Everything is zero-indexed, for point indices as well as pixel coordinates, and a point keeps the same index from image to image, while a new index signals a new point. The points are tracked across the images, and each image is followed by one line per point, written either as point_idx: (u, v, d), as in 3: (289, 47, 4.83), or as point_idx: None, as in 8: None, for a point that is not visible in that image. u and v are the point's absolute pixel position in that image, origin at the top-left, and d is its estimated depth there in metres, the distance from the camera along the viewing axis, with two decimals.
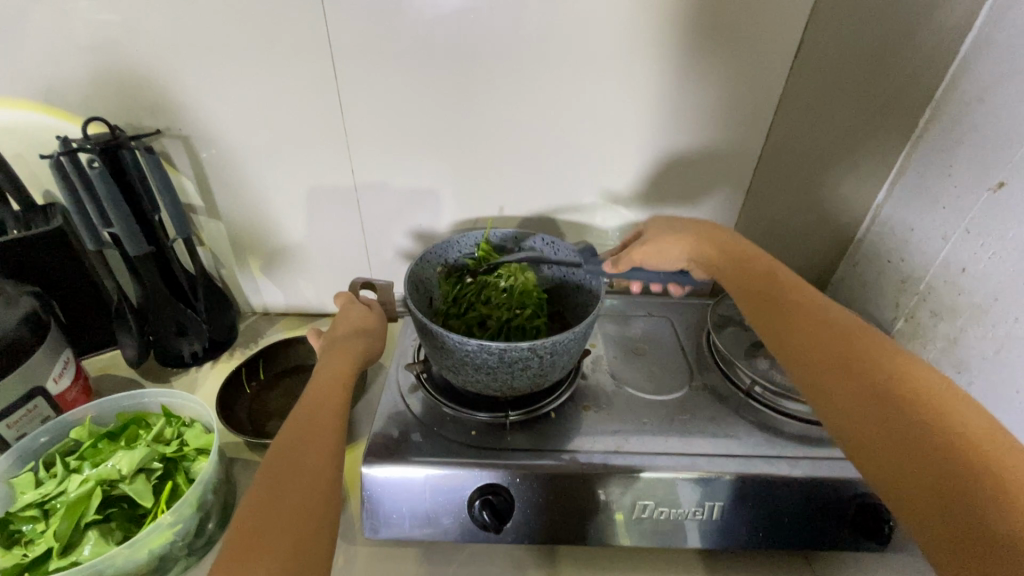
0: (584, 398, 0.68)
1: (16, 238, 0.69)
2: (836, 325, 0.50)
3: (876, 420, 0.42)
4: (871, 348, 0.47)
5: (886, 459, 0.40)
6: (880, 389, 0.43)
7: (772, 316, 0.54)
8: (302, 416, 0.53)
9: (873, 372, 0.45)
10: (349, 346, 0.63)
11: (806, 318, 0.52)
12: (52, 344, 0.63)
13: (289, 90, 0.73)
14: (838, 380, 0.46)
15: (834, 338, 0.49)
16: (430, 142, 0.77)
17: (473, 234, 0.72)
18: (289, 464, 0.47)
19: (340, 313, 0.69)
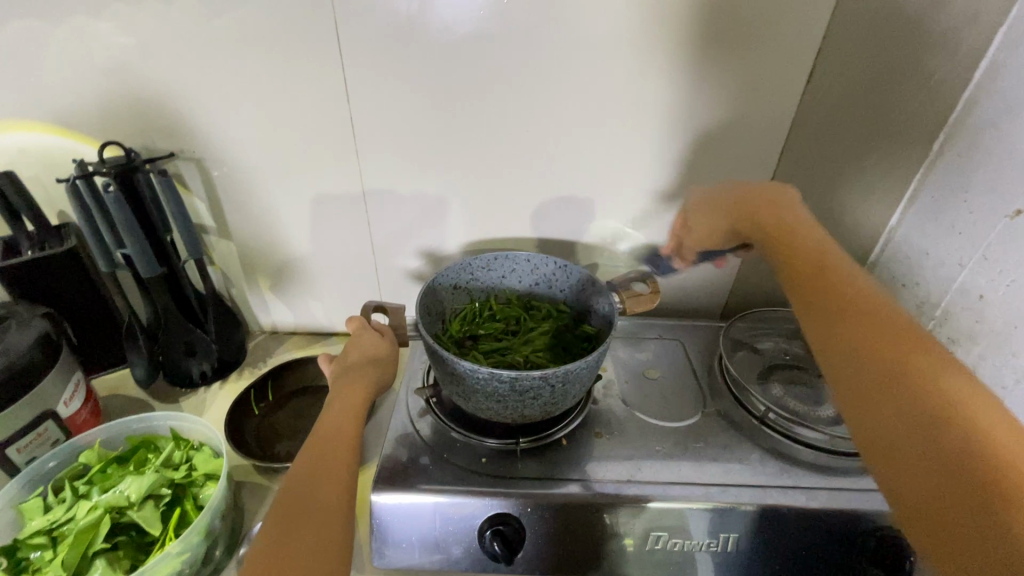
0: (596, 424, 0.67)
1: (30, 258, 0.70)
2: (876, 302, 0.50)
3: (918, 458, 0.40)
4: (906, 354, 0.44)
5: (910, 469, 0.40)
6: (919, 400, 0.41)
7: (828, 303, 0.52)
8: (315, 447, 0.53)
9: (912, 382, 0.43)
10: (362, 373, 0.63)
11: (841, 305, 0.51)
12: (63, 366, 0.63)
13: (302, 113, 0.73)
14: (876, 381, 0.44)
15: (885, 333, 0.47)
16: (441, 164, 0.77)
17: (486, 256, 0.72)
18: (300, 498, 0.47)
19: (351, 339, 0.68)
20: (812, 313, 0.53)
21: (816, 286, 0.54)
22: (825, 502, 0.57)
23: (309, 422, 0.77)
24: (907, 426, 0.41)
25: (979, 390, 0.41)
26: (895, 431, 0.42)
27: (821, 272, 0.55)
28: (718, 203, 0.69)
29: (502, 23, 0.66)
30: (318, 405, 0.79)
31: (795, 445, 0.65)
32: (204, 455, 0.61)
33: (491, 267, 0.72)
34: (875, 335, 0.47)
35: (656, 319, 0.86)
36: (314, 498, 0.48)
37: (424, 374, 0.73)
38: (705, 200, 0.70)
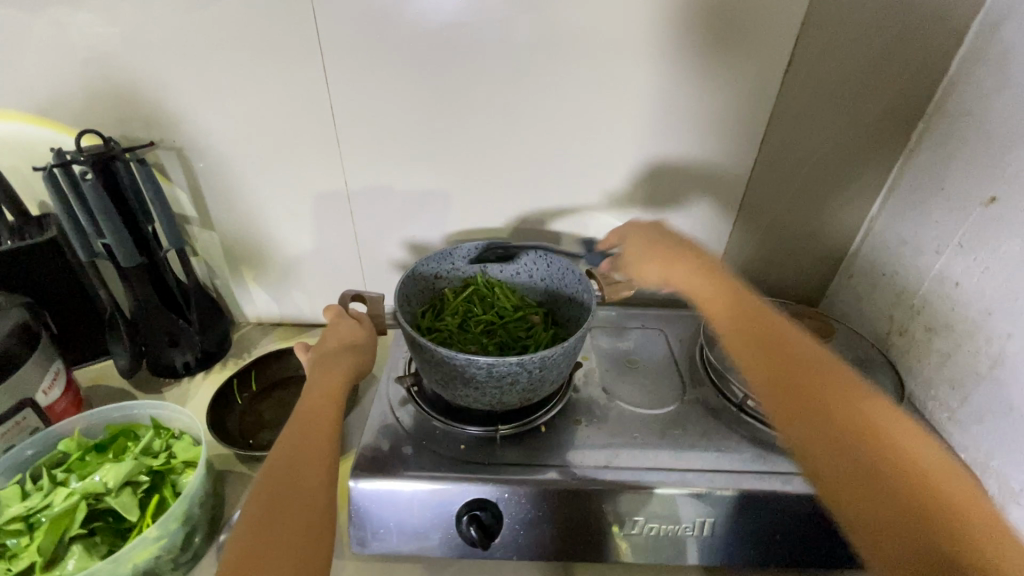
0: (575, 412, 0.68)
1: (9, 248, 0.69)
2: (816, 354, 0.50)
3: (874, 499, 0.40)
4: (846, 395, 0.46)
5: (865, 501, 0.40)
6: (866, 447, 0.42)
7: (768, 345, 0.51)
8: (300, 432, 0.53)
9: (857, 428, 0.43)
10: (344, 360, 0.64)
11: (777, 342, 0.51)
12: (42, 355, 0.63)
13: (282, 102, 0.73)
14: (821, 427, 0.44)
15: (824, 379, 0.47)
16: (423, 153, 0.77)
17: (467, 245, 0.72)
18: (288, 482, 0.48)
19: (329, 329, 0.68)
20: (745, 357, 0.51)
21: (756, 324, 0.53)
22: (800, 487, 0.58)
23: (292, 411, 0.77)
24: (847, 471, 0.41)
25: (921, 435, 0.43)
26: (843, 465, 0.42)
27: (750, 309, 0.55)
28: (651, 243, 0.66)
29: (481, 11, 0.66)
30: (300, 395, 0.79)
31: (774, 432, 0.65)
32: (183, 444, 0.61)
33: (472, 256, 0.73)
34: (792, 390, 0.47)
35: (639, 309, 0.86)
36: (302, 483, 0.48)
37: (406, 363, 0.74)
38: (636, 242, 0.67)
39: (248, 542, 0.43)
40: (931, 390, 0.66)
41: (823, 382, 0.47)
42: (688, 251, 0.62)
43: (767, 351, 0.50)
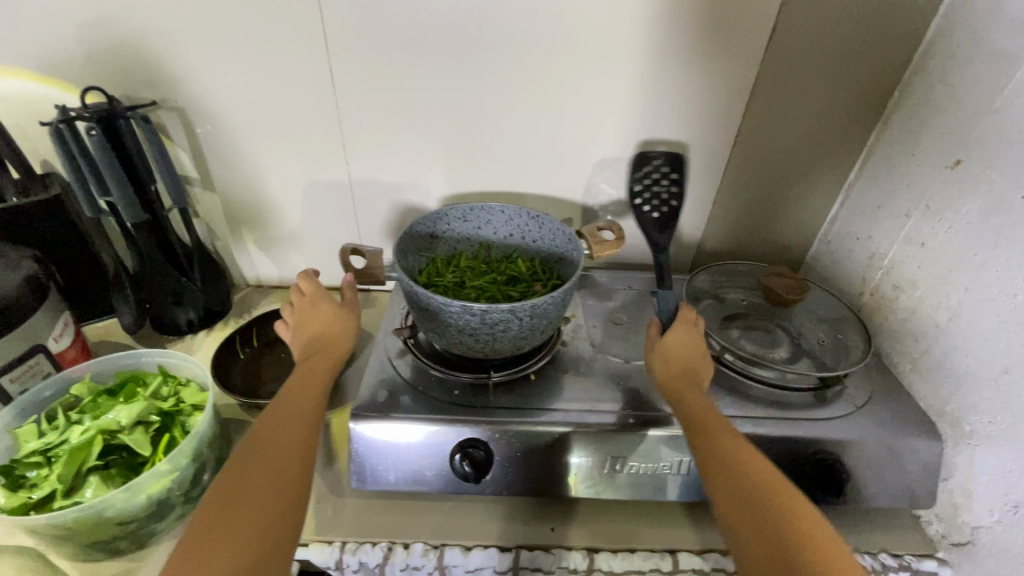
0: (564, 363, 0.72)
1: (15, 204, 0.72)
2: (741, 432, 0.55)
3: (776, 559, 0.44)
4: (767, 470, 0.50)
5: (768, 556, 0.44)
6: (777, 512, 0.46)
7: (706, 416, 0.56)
8: (281, 406, 0.57)
9: (774, 497, 0.48)
10: (325, 340, 0.66)
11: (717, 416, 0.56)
12: (52, 305, 0.66)
13: (282, 63, 0.74)
14: (742, 488, 0.49)
15: (750, 453, 0.52)
16: (420, 118, 0.79)
17: (461, 206, 0.75)
18: (264, 451, 0.51)
19: (309, 306, 0.69)
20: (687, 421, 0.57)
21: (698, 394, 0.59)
22: (770, 430, 0.62)
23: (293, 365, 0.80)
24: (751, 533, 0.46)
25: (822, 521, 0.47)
26: (750, 527, 0.46)
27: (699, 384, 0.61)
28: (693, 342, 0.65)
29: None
30: None
31: (753, 383, 0.69)
32: (190, 390, 0.64)
33: (466, 216, 0.76)
34: (716, 427, 0.55)
35: (628, 272, 0.89)
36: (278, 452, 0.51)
37: (402, 318, 0.77)
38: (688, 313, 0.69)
39: (219, 499, 0.46)
40: (897, 346, 0.70)
41: (745, 452, 0.52)
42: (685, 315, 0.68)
43: (701, 418, 0.56)
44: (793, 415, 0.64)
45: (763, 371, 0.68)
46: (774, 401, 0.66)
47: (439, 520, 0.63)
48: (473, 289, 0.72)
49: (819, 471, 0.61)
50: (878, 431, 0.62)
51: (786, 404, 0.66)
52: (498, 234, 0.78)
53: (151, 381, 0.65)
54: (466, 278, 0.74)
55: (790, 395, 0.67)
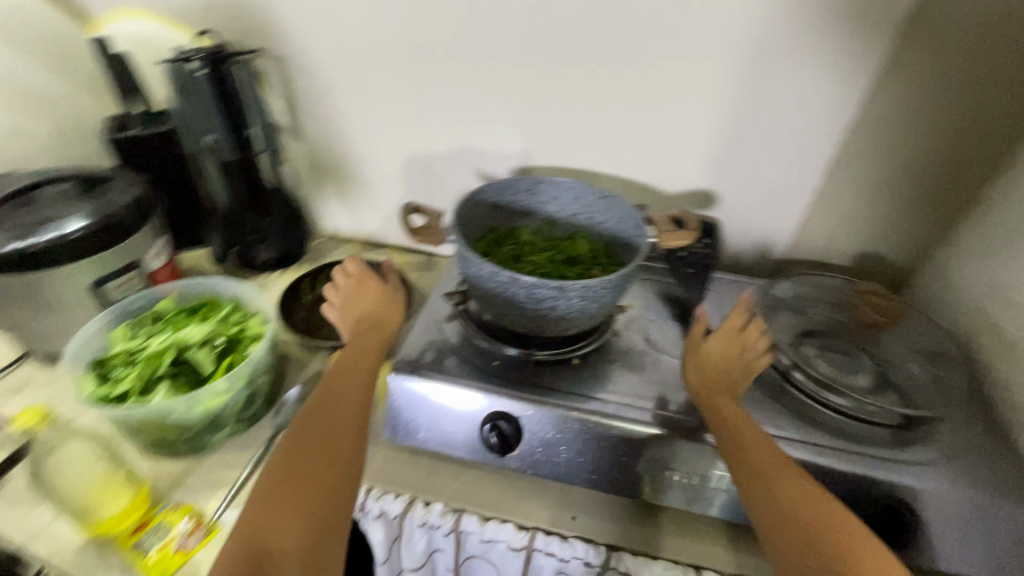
0: (612, 353, 0.69)
1: (134, 134, 0.80)
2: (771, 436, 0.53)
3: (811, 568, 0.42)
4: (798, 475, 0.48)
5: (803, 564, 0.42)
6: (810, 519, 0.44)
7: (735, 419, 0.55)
8: (333, 390, 0.58)
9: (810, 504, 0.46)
10: (367, 324, 0.68)
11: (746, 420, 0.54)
12: (151, 228, 0.72)
13: (373, 19, 0.75)
14: (775, 493, 0.47)
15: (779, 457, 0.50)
16: (501, 84, 0.77)
17: (529, 177, 0.73)
18: (321, 436, 0.52)
19: (356, 287, 0.72)
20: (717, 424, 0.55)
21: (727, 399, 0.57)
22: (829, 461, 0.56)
23: None
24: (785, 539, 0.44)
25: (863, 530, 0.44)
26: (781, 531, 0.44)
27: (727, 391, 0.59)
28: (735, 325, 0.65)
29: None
30: None
31: (823, 409, 0.61)
32: (254, 321, 0.69)
33: (533, 189, 0.73)
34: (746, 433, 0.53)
35: None
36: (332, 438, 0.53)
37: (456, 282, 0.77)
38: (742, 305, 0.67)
39: (285, 464, 0.50)
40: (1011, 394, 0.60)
41: (774, 456, 0.50)
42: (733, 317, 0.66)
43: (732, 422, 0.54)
44: (862, 451, 0.57)
45: (836, 398, 0.61)
46: (842, 433, 0.59)
47: (460, 487, 0.62)
48: (529, 263, 0.70)
49: (881, 515, 0.55)
50: (967, 487, 0.54)
51: (856, 438, 0.58)
52: (563, 212, 0.75)
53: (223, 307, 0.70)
54: (524, 252, 0.72)
55: (865, 429, 0.59)
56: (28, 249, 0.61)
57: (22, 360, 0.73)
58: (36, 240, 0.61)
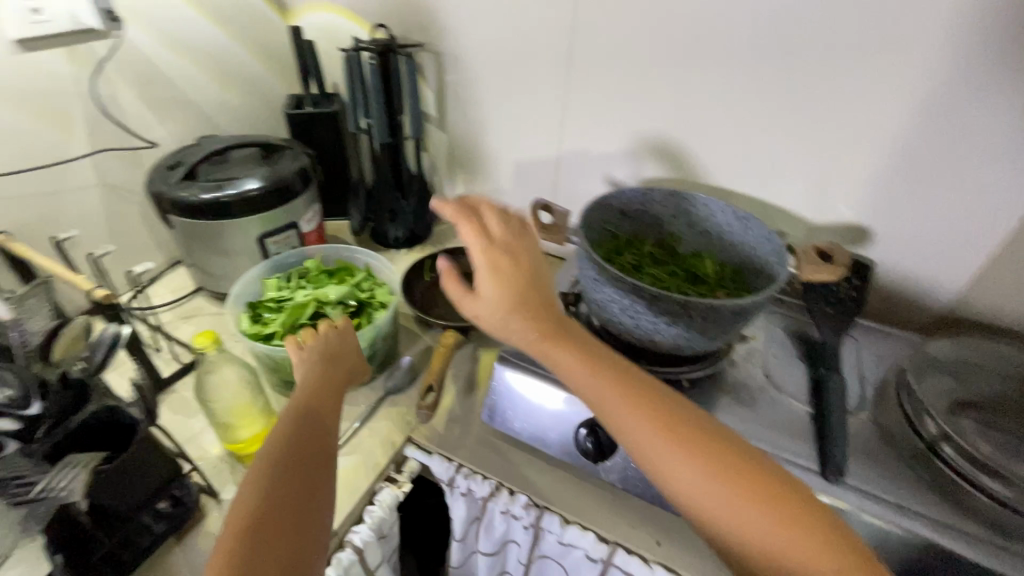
0: (724, 383, 0.65)
1: (308, 112, 0.91)
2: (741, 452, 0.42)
3: None
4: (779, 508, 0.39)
5: None
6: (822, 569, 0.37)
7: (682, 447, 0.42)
8: (308, 406, 0.51)
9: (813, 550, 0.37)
10: (332, 356, 0.58)
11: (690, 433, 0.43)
12: (309, 195, 0.82)
13: (530, 21, 0.78)
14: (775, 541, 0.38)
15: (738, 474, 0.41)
16: (646, 92, 0.76)
17: (662, 188, 0.71)
18: (304, 451, 0.46)
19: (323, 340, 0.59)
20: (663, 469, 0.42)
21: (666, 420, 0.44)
22: (975, 555, 0.49)
23: None
24: None
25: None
26: None
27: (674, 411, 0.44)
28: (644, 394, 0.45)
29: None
30: None
31: (975, 493, 0.52)
32: (382, 290, 0.75)
33: (665, 202, 0.72)
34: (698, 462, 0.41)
35: None
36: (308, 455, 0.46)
37: (570, 283, 0.77)
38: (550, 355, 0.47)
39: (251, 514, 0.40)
40: None
41: (751, 485, 0.40)
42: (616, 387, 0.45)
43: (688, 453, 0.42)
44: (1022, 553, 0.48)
45: (995, 484, 0.51)
46: (999, 526, 0.50)
47: (544, 485, 0.62)
48: (651, 275, 0.69)
49: None
50: None
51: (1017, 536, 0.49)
52: (693, 229, 0.72)
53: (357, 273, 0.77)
54: (646, 263, 0.71)
55: None
56: (212, 201, 0.71)
57: (195, 294, 0.86)
58: (218, 195, 0.72)
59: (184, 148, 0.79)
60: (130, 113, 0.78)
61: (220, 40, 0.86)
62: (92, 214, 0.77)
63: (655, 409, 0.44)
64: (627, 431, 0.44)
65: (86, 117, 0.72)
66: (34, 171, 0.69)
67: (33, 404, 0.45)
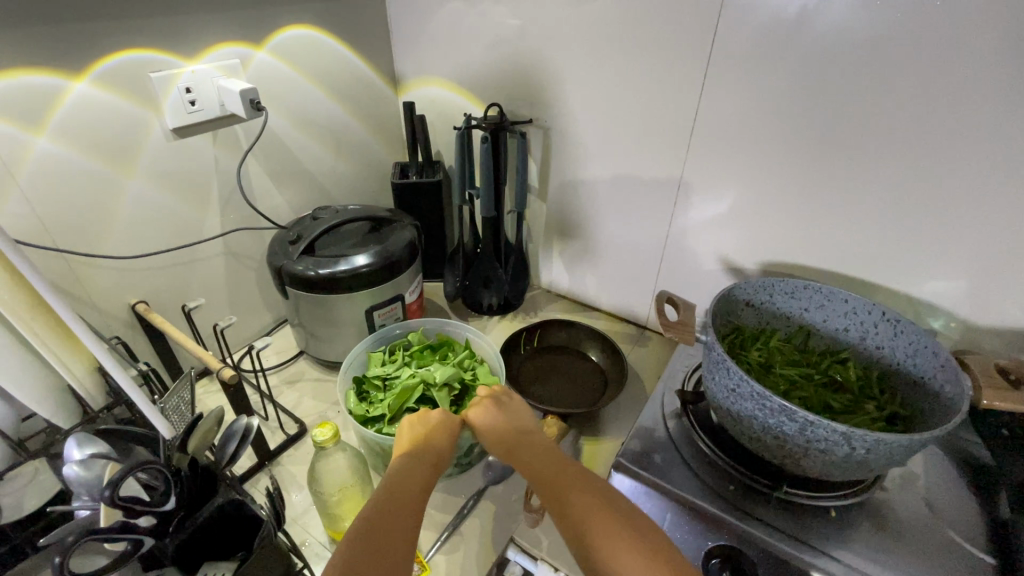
0: (876, 513, 0.57)
1: (414, 181, 0.93)
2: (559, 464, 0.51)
3: None
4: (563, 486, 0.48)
5: None
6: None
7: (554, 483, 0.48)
8: (395, 478, 0.49)
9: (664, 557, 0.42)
10: (421, 441, 0.54)
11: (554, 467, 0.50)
12: (414, 267, 0.83)
13: (647, 101, 0.76)
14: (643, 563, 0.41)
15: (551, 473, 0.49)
16: (774, 175, 0.71)
17: (795, 281, 0.66)
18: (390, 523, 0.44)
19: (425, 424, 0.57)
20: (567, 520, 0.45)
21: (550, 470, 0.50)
22: None
23: (561, 377, 0.84)
24: None
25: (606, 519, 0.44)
26: None
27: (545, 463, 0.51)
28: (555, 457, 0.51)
29: (930, 26, 0.55)
30: (570, 366, 0.86)
31: None
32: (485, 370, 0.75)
33: (796, 297, 0.67)
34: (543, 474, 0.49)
35: None
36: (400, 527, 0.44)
37: (687, 381, 0.72)
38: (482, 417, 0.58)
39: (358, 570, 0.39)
40: None
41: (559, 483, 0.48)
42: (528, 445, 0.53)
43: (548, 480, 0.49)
44: None
45: None
46: None
47: None
48: (785, 377, 0.63)
49: None
50: None
51: None
52: (829, 326, 0.67)
53: (458, 350, 0.77)
54: (778, 362, 0.66)
55: None
56: (329, 276, 0.73)
57: (297, 357, 0.88)
58: (335, 269, 0.73)
59: (301, 219, 0.82)
60: (258, 187, 0.82)
61: (340, 115, 0.91)
62: (216, 281, 0.81)
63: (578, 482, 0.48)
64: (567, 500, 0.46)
65: (222, 193, 0.77)
66: (174, 244, 0.74)
67: (169, 499, 0.45)
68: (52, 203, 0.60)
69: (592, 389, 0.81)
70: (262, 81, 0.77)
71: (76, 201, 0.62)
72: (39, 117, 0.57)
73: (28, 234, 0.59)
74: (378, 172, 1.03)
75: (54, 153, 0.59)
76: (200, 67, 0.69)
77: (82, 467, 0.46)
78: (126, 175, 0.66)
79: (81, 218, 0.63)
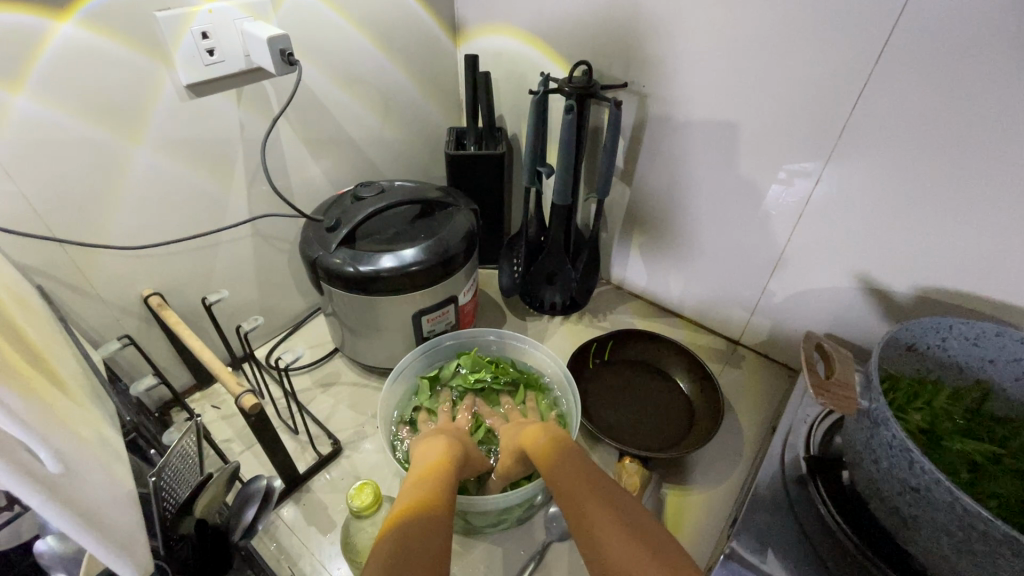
0: None
1: (473, 154, 0.77)
2: (593, 474, 0.49)
3: None
4: (590, 497, 0.47)
5: None
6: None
7: (589, 494, 0.47)
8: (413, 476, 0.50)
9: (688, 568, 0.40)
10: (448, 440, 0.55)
11: (586, 477, 0.49)
12: (471, 264, 0.69)
13: (791, 67, 0.57)
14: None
15: (590, 486, 0.48)
16: (963, 179, 0.52)
17: (988, 325, 0.49)
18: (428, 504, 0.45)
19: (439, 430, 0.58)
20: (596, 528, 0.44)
21: (587, 480, 0.48)
22: None
23: (639, 403, 0.70)
24: None
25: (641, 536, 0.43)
26: None
27: (576, 470, 0.50)
28: (587, 467, 0.50)
29: None
30: (651, 389, 0.72)
31: None
32: (553, 416, 0.64)
33: (981, 346, 0.50)
34: (577, 485, 0.48)
35: None
36: (416, 487, 0.47)
37: (810, 442, 0.56)
38: (513, 430, 0.58)
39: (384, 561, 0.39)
40: None
41: (593, 492, 0.47)
42: (564, 450, 0.52)
43: (591, 490, 0.47)
44: None
45: None
46: None
47: None
48: (965, 456, 0.47)
49: None
50: None
51: None
52: (1023, 390, 0.50)
53: (518, 385, 0.67)
54: (949, 431, 0.50)
55: None
56: (371, 274, 0.60)
57: (332, 354, 0.77)
58: (378, 267, 0.60)
59: (340, 199, 0.68)
60: (291, 157, 0.69)
61: (388, 70, 0.75)
62: (243, 267, 0.70)
63: (596, 487, 0.48)
64: (590, 517, 0.45)
65: (248, 165, 0.64)
66: (193, 226, 0.62)
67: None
68: (40, 178, 0.49)
69: (677, 425, 0.67)
70: (295, 26, 0.62)
71: (66, 175, 0.50)
72: (16, 69, 0.44)
73: (12, 217, 0.48)
74: (430, 139, 0.87)
75: (38, 116, 0.46)
76: (219, 6, 0.54)
77: (57, 540, 0.37)
78: (132, 142, 0.53)
79: (78, 197, 0.51)
